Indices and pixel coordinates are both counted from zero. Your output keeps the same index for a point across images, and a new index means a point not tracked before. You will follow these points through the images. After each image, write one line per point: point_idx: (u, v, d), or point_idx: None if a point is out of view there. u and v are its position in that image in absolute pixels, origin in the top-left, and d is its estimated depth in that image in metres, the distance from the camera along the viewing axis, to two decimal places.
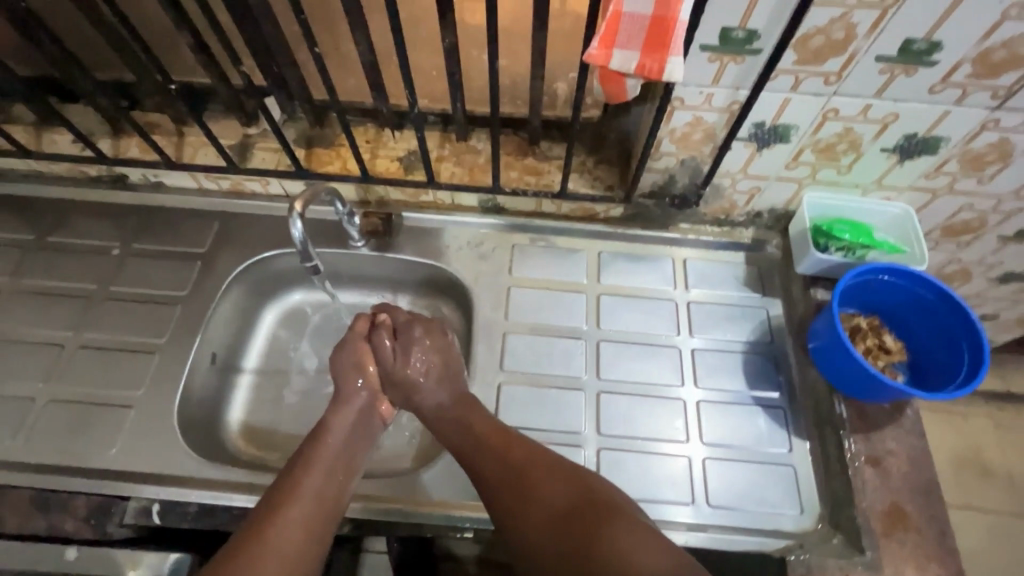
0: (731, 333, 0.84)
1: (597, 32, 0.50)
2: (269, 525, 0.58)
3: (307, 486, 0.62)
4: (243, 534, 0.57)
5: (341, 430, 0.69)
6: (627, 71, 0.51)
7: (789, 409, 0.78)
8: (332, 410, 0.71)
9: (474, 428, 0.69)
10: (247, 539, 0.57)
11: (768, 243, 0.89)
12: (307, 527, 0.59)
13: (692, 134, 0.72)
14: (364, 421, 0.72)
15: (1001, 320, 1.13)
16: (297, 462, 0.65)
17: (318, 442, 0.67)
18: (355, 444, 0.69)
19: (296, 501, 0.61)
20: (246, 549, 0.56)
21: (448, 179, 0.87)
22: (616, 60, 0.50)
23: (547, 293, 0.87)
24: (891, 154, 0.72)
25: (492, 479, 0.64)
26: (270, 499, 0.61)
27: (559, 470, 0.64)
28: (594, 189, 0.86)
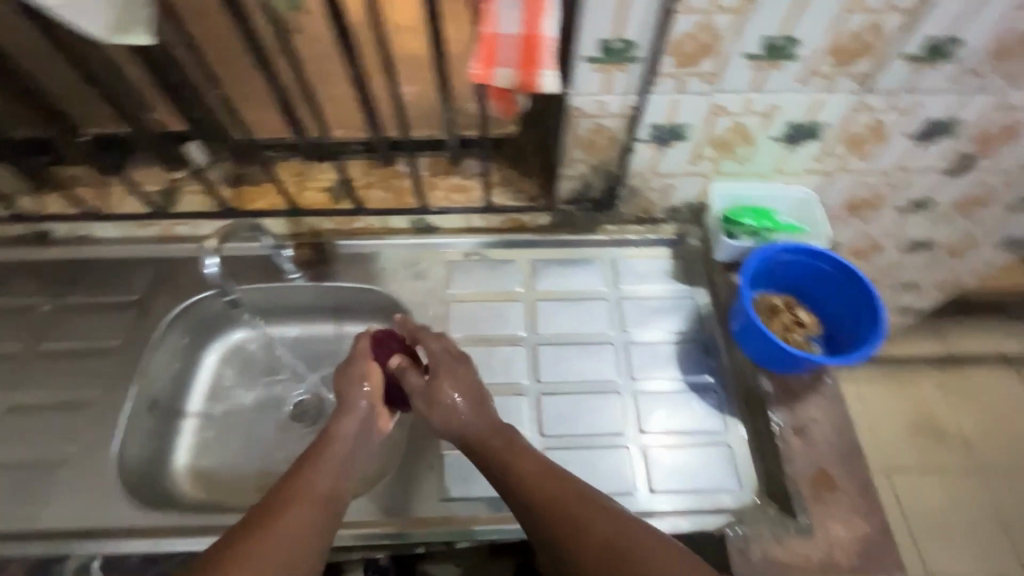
0: (663, 324, 0.88)
1: (476, 54, 0.54)
2: (270, 521, 0.58)
3: (308, 486, 0.63)
4: (243, 527, 0.57)
5: (345, 438, 0.70)
6: (508, 87, 0.55)
7: (721, 390, 0.81)
8: (338, 418, 0.72)
9: (516, 460, 0.65)
10: (245, 532, 0.56)
11: (690, 236, 0.93)
12: (308, 524, 0.59)
13: (597, 140, 0.76)
14: (366, 429, 0.72)
15: (921, 287, 1.20)
16: (301, 465, 0.65)
17: (327, 446, 0.68)
18: (359, 451, 0.70)
19: (296, 499, 0.61)
20: (246, 542, 0.55)
21: (377, 205, 0.89)
22: (498, 78, 0.54)
23: (484, 305, 0.89)
24: (781, 142, 0.77)
25: (535, 506, 0.61)
26: (272, 497, 0.61)
27: (603, 501, 0.60)
28: (519, 201, 0.90)
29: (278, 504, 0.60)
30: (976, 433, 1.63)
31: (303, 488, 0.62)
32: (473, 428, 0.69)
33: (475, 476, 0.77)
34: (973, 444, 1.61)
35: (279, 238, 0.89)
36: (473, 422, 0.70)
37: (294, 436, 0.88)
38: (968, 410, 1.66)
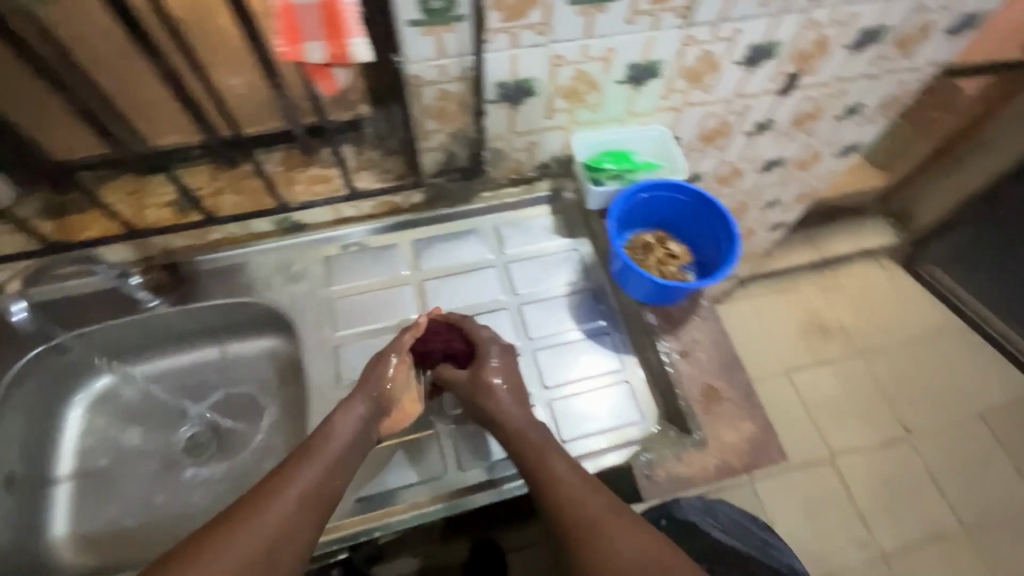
0: (553, 280, 0.89)
1: None
2: (249, 519, 0.56)
3: (293, 483, 0.60)
4: (219, 525, 0.55)
5: (343, 431, 0.66)
6: None
7: (615, 331, 0.85)
8: (343, 409, 0.68)
9: (552, 463, 0.64)
10: (221, 530, 0.54)
11: (565, 189, 0.95)
12: (285, 524, 0.57)
13: (447, 107, 0.74)
14: (369, 423, 0.69)
15: (784, 201, 1.31)
16: (292, 462, 0.63)
17: (323, 435, 0.65)
18: (358, 443, 0.67)
19: (279, 497, 0.58)
20: (218, 540, 0.53)
21: (230, 211, 0.82)
22: None
23: (371, 295, 0.86)
24: (626, 84, 0.79)
25: (564, 511, 0.60)
26: (253, 493, 0.58)
27: (631, 518, 0.59)
28: (386, 182, 0.86)
29: (268, 492, 0.58)
30: (854, 322, 1.84)
31: (291, 482, 0.60)
32: (518, 423, 0.69)
33: (470, 440, 0.76)
34: (852, 332, 1.82)
35: (125, 264, 0.81)
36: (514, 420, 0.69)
37: (190, 473, 0.81)
38: (845, 304, 1.87)
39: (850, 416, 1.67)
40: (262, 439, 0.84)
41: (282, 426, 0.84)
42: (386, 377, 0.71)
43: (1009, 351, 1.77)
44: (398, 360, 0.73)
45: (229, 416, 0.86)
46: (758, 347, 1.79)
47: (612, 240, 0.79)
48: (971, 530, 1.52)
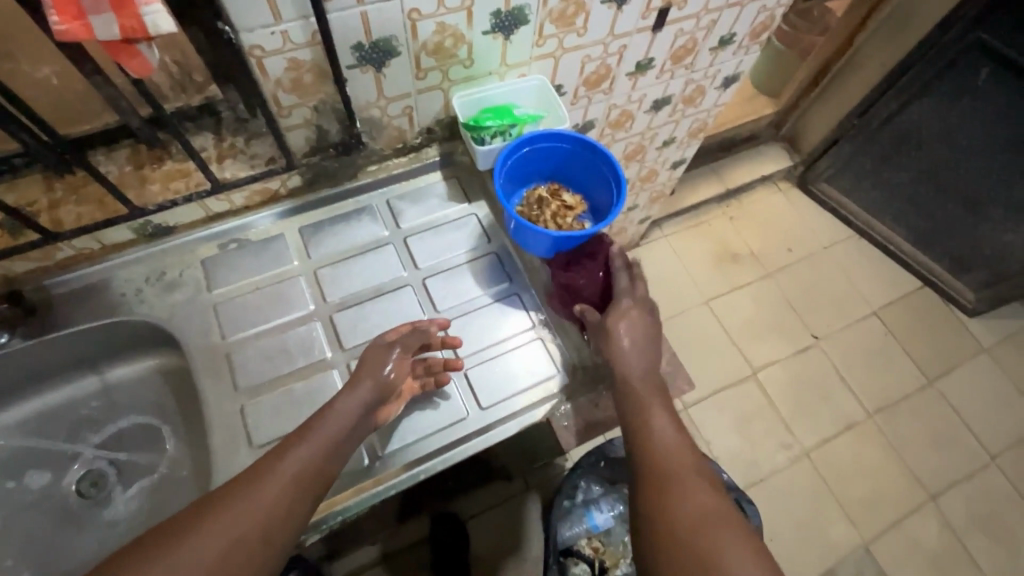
0: (454, 248, 0.87)
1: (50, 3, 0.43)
2: (248, 493, 0.55)
3: (293, 460, 0.59)
4: (218, 495, 0.55)
5: (345, 414, 0.64)
6: (117, 37, 0.46)
7: (520, 290, 0.84)
8: (346, 392, 0.66)
9: (650, 408, 0.69)
10: (219, 501, 0.54)
11: (455, 153, 0.92)
12: (281, 500, 0.56)
13: (301, 77, 0.68)
14: (372, 404, 0.67)
15: (680, 138, 1.34)
16: (295, 438, 0.61)
17: (321, 416, 0.63)
18: (358, 426, 0.65)
19: (279, 472, 0.58)
20: (216, 511, 0.53)
21: (75, 223, 0.72)
22: (96, 29, 0.45)
23: (260, 292, 0.80)
24: (494, 35, 0.76)
25: (651, 448, 0.64)
26: (251, 467, 0.58)
27: (709, 482, 0.61)
28: (255, 168, 0.78)
29: (266, 465, 0.58)
30: (761, 246, 1.95)
31: (285, 459, 0.59)
32: (638, 370, 0.73)
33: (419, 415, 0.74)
34: (760, 256, 1.93)
35: None
36: (635, 368, 0.73)
37: (86, 515, 0.74)
38: (751, 230, 1.97)
39: (765, 333, 1.80)
40: (166, 464, 0.78)
41: (187, 446, 0.79)
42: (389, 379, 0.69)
43: (895, 252, 1.95)
44: (400, 354, 0.72)
45: (125, 446, 0.79)
46: (678, 283, 1.87)
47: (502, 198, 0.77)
48: (875, 417, 1.70)
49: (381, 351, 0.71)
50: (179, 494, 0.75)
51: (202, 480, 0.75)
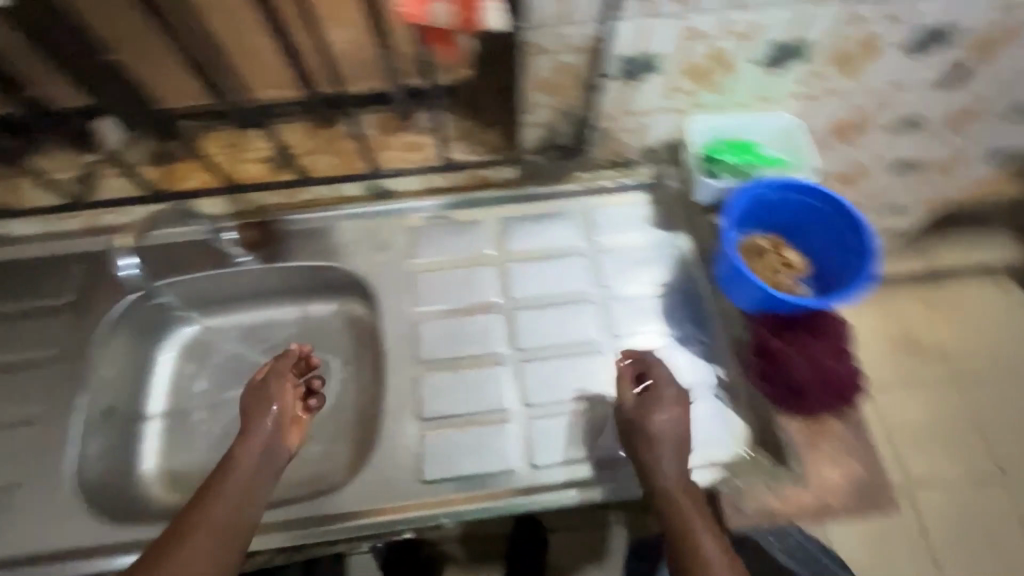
0: (644, 276, 0.83)
1: None
2: (196, 523, 0.58)
3: (237, 479, 0.63)
4: (178, 525, 0.59)
5: (246, 466, 0.64)
6: (448, 24, 0.57)
7: (709, 339, 0.78)
8: (258, 416, 0.68)
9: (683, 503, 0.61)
10: (178, 532, 0.58)
11: (669, 177, 0.87)
12: (231, 517, 0.60)
13: (561, 79, 0.67)
14: (281, 427, 0.68)
15: (907, 208, 1.17)
16: (221, 467, 0.64)
17: (223, 473, 0.63)
18: (259, 479, 0.64)
19: (232, 495, 0.61)
20: (175, 543, 0.57)
21: (322, 171, 0.81)
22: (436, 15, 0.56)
23: (454, 271, 0.83)
24: (764, 67, 0.70)
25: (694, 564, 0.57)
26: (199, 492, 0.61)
27: None
28: (481, 155, 0.81)
29: (182, 529, 0.58)
30: None
31: (203, 518, 0.59)
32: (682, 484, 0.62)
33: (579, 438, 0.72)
34: None
35: (222, 218, 0.81)
36: (688, 469, 0.63)
37: None
38: None
39: None
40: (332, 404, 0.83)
41: (356, 394, 0.83)
42: (271, 412, 0.68)
43: None
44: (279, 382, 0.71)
45: None
46: None
47: (727, 236, 0.70)
48: None
49: (268, 381, 0.71)
50: (339, 436, 0.81)
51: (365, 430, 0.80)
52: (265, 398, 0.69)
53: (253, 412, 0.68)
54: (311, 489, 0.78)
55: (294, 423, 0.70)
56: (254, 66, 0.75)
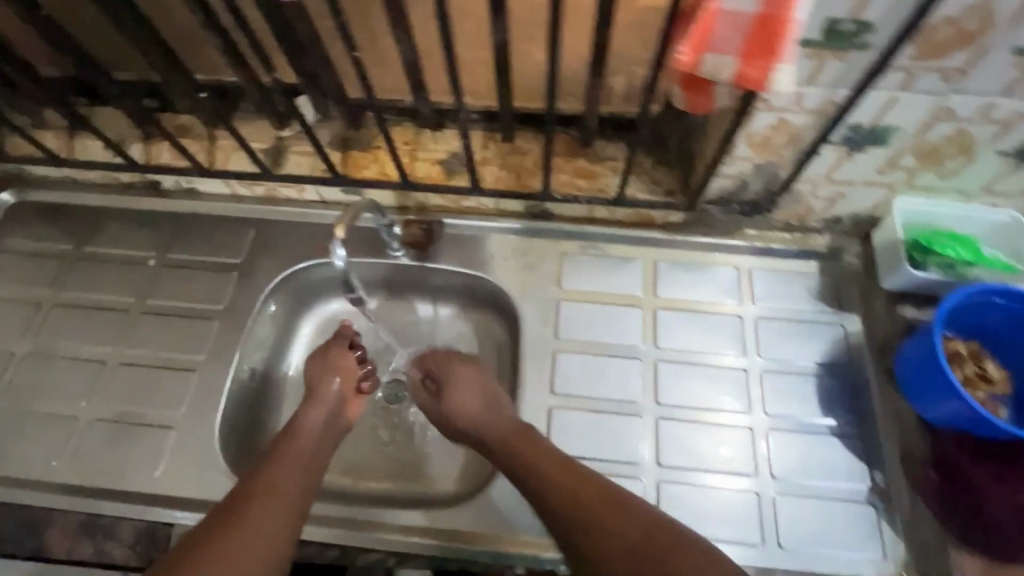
0: (803, 353, 0.77)
1: (687, 36, 0.43)
2: (264, 487, 0.59)
3: (298, 457, 0.64)
4: (248, 486, 0.59)
5: (312, 426, 0.68)
6: (721, 78, 0.44)
7: (869, 439, 0.71)
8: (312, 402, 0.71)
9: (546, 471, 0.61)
10: (248, 492, 0.58)
11: (846, 252, 0.80)
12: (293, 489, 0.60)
13: (774, 138, 0.63)
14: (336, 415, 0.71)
15: None
16: (285, 443, 0.65)
17: (296, 434, 0.67)
18: (323, 443, 0.68)
19: (295, 469, 0.62)
20: (242, 503, 0.57)
21: (492, 184, 0.81)
22: (708, 66, 0.44)
23: (599, 307, 0.80)
24: (1009, 158, 0.62)
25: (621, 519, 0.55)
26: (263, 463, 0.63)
27: None
28: (654, 195, 0.78)
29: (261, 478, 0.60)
30: None
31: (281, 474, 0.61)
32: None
33: (712, 515, 0.68)
34: None
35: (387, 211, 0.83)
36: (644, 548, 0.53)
37: (384, 422, 0.83)
38: None
39: None
40: None
41: None
42: (335, 379, 0.74)
43: None
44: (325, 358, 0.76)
45: None
46: None
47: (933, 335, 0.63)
48: None
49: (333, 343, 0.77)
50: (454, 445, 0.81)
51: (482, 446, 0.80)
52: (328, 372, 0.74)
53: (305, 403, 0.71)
54: (421, 494, 0.78)
55: (353, 397, 0.75)
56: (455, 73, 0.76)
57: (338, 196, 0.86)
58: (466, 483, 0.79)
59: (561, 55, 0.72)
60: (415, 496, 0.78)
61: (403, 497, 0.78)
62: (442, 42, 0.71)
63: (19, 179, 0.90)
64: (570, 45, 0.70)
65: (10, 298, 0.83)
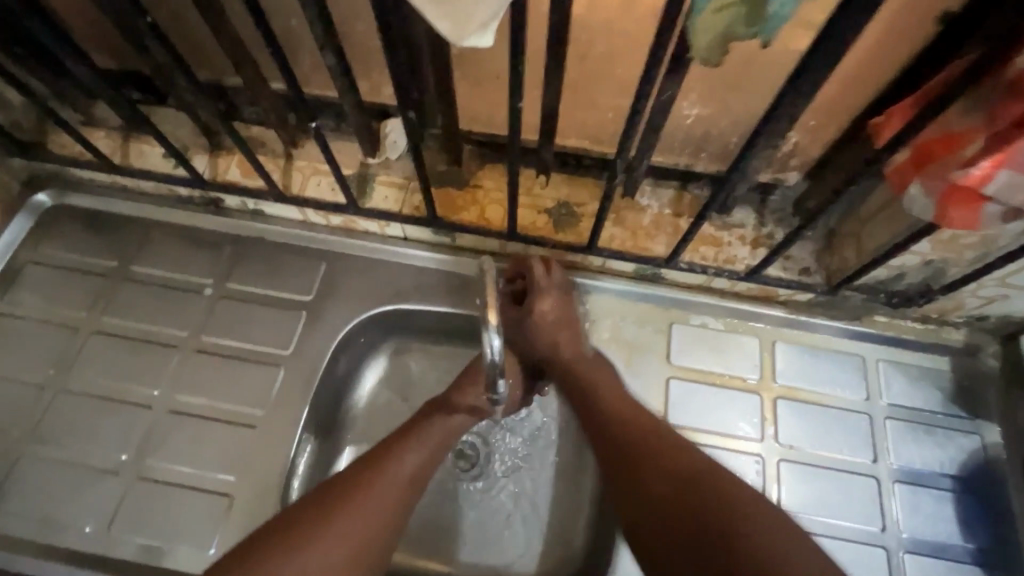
0: (937, 464, 0.69)
1: (994, 149, 0.40)
2: (307, 539, 0.52)
3: (361, 515, 0.55)
4: (287, 531, 0.52)
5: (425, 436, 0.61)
6: (1009, 199, 0.42)
7: (1010, 570, 0.65)
8: (394, 450, 0.60)
9: (619, 441, 0.59)
10: (285, 540, 0.52)
11: (985, 350, 0.73)
12: (340, 553, 0.52)
13: (964, 239, 0.56)
14: (423, 472, 0.60)
15: None
16: (353, 495, 0.56)
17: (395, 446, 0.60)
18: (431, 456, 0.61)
19: (352, 530, 0.54)
20: (271, 552, 0.51)
21: (606, 243, 0.73)
22: (1001, 184, 0.41)
23: (713, 390, 0.72)
24: None
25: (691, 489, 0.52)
26: (316, 504, 0.55)
27: None
28: (787, 273, 0.71)
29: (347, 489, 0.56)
30: None
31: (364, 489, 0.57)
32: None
33: None
34: None
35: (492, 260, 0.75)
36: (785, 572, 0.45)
37: (459, 492, 0.74)
38: None
39: None
40: (534, 489, 0.74)
41: (562, 482, 0.74)
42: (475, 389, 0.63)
43: None
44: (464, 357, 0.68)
45: (506, 443, 0.76)
46: None
47: None
48: None
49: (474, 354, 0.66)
50: (538, 529, 0.72)
51: (570, 531, 0.72)
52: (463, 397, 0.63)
53: (385, 448, 0.60)
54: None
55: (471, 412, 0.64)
56: (582, 118, 0.67)
57: (424, 235, 0.77)
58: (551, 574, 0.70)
59: (714, 112, 0.63)
60: None
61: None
62: (581, 84, 0.62)
63: (58, 178, 0.79)
64: (729, 104, 0.61)
65: (43, 320, 0.73)
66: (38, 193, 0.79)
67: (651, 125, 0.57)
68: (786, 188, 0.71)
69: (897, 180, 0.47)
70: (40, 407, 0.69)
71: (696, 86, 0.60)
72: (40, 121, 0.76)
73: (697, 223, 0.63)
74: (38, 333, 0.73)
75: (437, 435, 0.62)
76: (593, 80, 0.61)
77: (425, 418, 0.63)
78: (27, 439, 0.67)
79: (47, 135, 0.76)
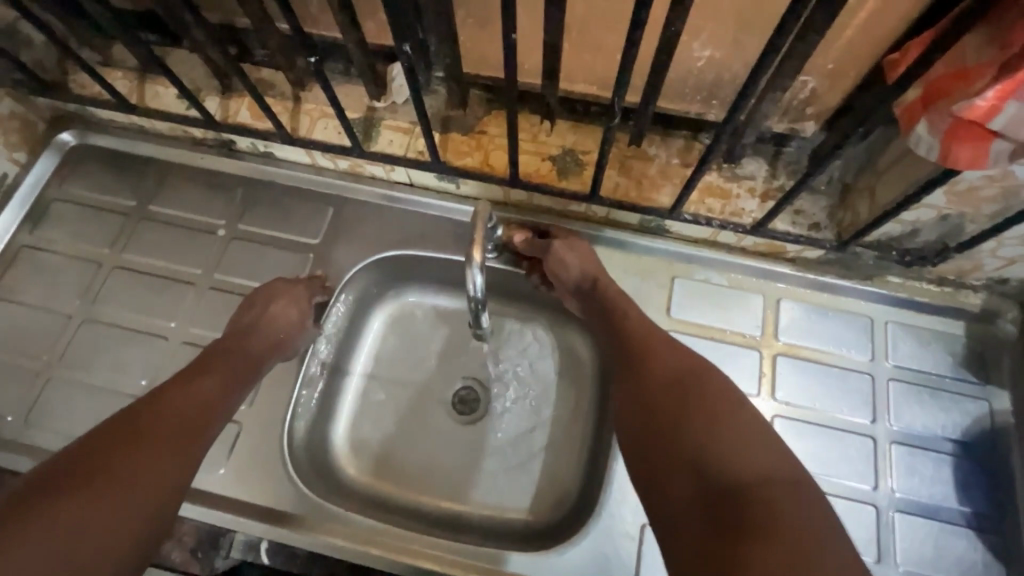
0: (939, 428, 0.68)
1: (1001, 79, 0.38)
2: (112, 467, 0.48)
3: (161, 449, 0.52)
4: (74, 479, 0.47)
5: (240, 342, 0.65)
6: (1016, 135, 0.39)
7: (1009, 536, 0.64)
8: (195, 374, 0.60)
9: (650, 377, 0.55)
10: (73, 487, 0.46)
11: (1003, 315, 0.70)
12: (141, 488, 0.49)
13: (983, 191, 0.53)
14: (229, 379, 0.62)
15: None
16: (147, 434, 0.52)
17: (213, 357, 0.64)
18: (233, 356, 0.64)
19: (149, 465, 0.50)
20: (40, 504, 0.44)
21: (610, 192, 0.71)
22: (1005, 119, 0.39)
23: (712, 344, 0.71)
24: None
25: (706, 445, 0.47)
26: (104, 445, 0.50)
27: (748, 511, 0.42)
28: (795, 227, 0.68)
29: (167, 390, 0.57)
30: None
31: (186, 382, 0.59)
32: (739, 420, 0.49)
33: None
34: None
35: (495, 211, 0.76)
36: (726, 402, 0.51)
37: (456, 429, 0.77)
38: None
39: None
40: (529, 429, 0.77)
41: (558, 428, 0.77)
42: None
43: None
44: None
45: (503, 388, 0.79)
46: None
47: None
48: None
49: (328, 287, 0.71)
50: (532, 470, 0.75)
51: (567, 476, 0.74)
52: (245, 346, 0.66)
53: (191, 371, 0.61)
54: (493, 519, 0.73)
55: None
56: (588, 60, 0.65)
57: (428, 181, 0.77)
58: (543, 515, 0.72)
59: (727, 57, 0.60)
60: (483, 521, 0.72)
61: (473, 515, 0.73)
62: (586, 25, 0.60)
63: (81, 119, 0.82)
64: (743, 46, 0.59)
65: (69, 255, 0.77)
66: (63, 132, 0.82)
67: (653, 66, 0.55)
68: (800, 140, 0.68)
69: (905, 119, 0.45)
70: (67, 335, 0.73)
71: (707, 25, 0.57)
72: (61, 62, 0.78)
73: (699, 167, 0.61)
74: (65, 266, 0.77)
75: (239, 362, 0.64)
76: (598, 19, 0.59)
77: (231, 345, 0.65)
78: (55, 361, 0.72)
79: (67, 75, 0.78)
